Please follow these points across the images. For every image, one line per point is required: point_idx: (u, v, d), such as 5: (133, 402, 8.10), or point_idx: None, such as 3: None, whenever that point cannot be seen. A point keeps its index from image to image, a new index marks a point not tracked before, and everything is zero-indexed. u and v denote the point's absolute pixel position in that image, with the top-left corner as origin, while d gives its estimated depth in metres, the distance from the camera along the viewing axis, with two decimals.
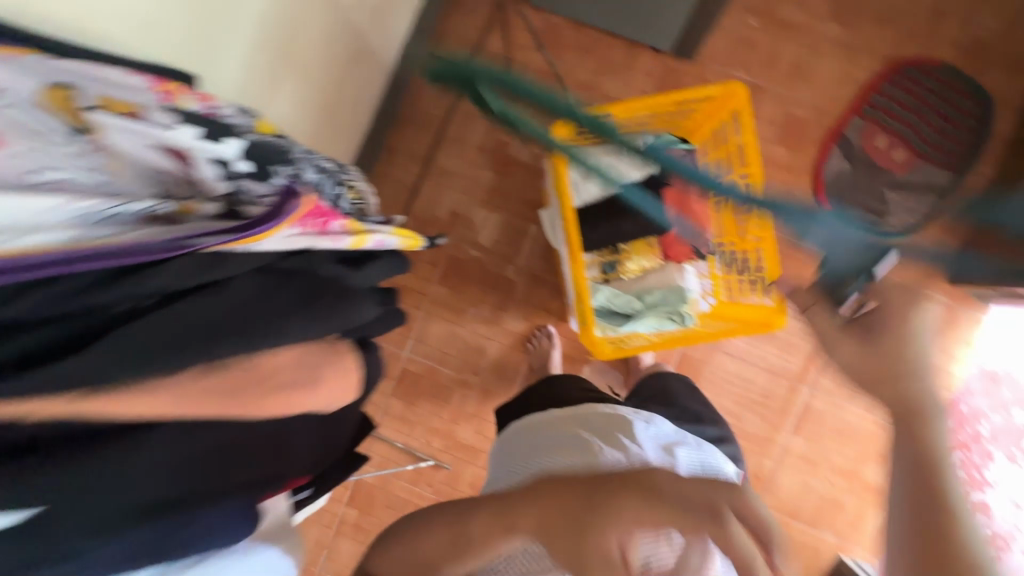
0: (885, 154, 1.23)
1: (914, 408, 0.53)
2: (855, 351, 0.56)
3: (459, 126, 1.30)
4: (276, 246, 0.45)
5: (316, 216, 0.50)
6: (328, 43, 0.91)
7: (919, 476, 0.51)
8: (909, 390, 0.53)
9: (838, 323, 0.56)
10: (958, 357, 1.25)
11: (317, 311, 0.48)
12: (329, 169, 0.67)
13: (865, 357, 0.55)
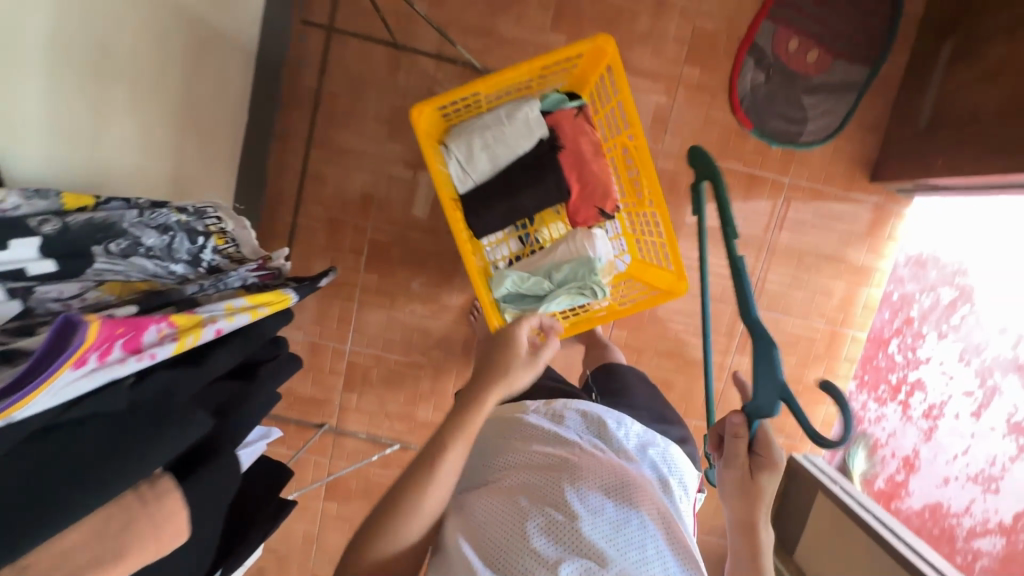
0: (798, 58, 1.16)
1: (751, 507, 0.68)
2: (738, 472, 0.70)
3: (350, 98, 1.18)
4: (55, 401, 0.37)
5: (125, 333, 0.40)
6: (161, 40, 0.79)
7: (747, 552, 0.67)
8: (757, 493, 0.69)
9: (733, 457, 0.71)
10: (887, 254, 1.28)
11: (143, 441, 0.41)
12: (182, 219, 0.65)
13: (745, 480, 0.70)
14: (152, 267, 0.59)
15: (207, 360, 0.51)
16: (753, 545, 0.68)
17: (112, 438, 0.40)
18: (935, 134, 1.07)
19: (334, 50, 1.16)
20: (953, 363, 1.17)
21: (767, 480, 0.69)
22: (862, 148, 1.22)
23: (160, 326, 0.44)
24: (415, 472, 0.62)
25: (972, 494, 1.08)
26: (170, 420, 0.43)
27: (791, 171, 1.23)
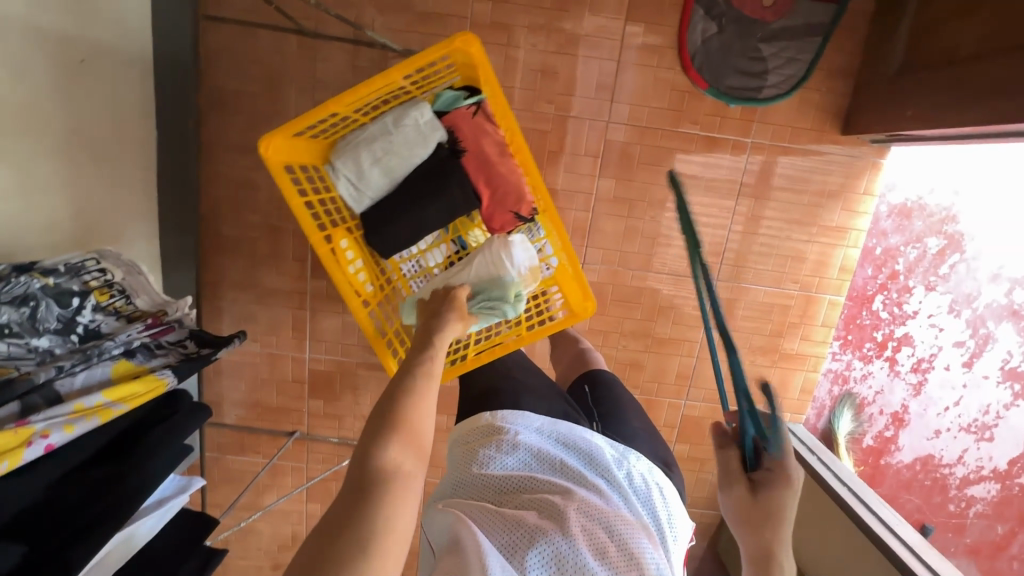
0: (755, 3, 1.03)
1: (760, 526, 0.63)
2: (741, 495, 0.65)
3: (268, 97, 1.09)
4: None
5: None
6: (20, 79, 0.73)
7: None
8: (761, 509, 0.64)
9: (732, 477, 0.67)
10: (864, 210, 1.18)
11: None
12: (49, 284, 0.68)
13: (751, 500, 0.65)
14: (4, 347, 0.61)
15: (37, 471, 0.57)
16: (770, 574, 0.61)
17: None
18: (908, 78, 0.95)
19: (242, 46, 1.06)
20: (943, 314, 1.17)
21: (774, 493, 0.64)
22: (832, 97, 1.10)
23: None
24: (378, 432, 0.54)
25: (965, 443, 1.11)
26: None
27: (752, 130, 1.12)
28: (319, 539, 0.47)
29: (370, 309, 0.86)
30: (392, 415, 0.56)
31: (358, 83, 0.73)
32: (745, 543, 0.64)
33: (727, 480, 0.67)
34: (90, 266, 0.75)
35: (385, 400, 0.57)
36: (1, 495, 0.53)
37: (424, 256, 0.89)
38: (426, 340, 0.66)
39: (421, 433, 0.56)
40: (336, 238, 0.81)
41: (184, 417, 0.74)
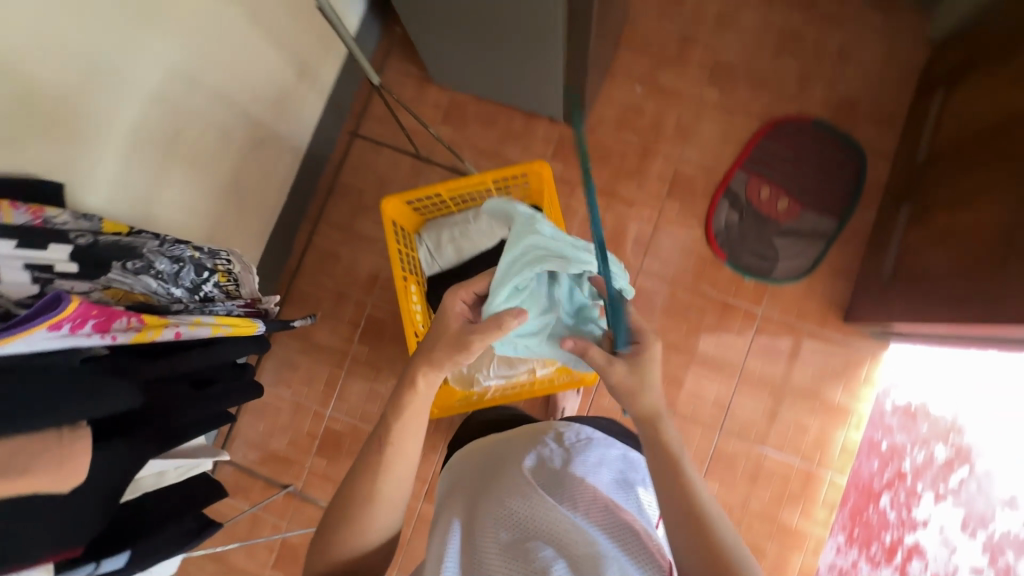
0: (770, 206, 1.29)
1: (652, 445, 0.61)
2: (622, 378, 0.64)
3: (375, 194, 1.39)
4: (28, 348, 0.45)
5: (95, 319, 0.51)
6: (221, 135, 1.02)
7: (665, 501, 0.58)
8: (634, 396, 0.63)
9: (609, 362, 0.66)
10: (863, 396, 1.28)
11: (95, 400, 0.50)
12: (195, 255, 0.78)
13: (629, 375, 0.64)
14: (152, 285, 0.71)
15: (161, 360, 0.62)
16: (670, 471, 0.59)
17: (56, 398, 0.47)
18: (895, 284, 1.12)
19: (368, 156, 1.39)
20: (957, 531, 0.96)
21: (645, 363, 0.65)
22: (833, 291, 1.28)
23: (130, 317, 0.56)
24: (354, 488, 0.60)
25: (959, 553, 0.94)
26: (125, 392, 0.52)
27: (763, 302, 1.30)
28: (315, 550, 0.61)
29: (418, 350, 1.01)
30: (362, 474, 0.60)
31: (460, 178, 0.97)
32: (653, 474, 0.60)
33: (605, 371, 0.66)
34: (223, 253, 0.84)
35: (360, 458, 0.62)
36: (129, 367, 0.58)
37: None
38: (397, 406, 0.63)
39: (394, 489, 0.61)
40: (407, 283, 1.01)
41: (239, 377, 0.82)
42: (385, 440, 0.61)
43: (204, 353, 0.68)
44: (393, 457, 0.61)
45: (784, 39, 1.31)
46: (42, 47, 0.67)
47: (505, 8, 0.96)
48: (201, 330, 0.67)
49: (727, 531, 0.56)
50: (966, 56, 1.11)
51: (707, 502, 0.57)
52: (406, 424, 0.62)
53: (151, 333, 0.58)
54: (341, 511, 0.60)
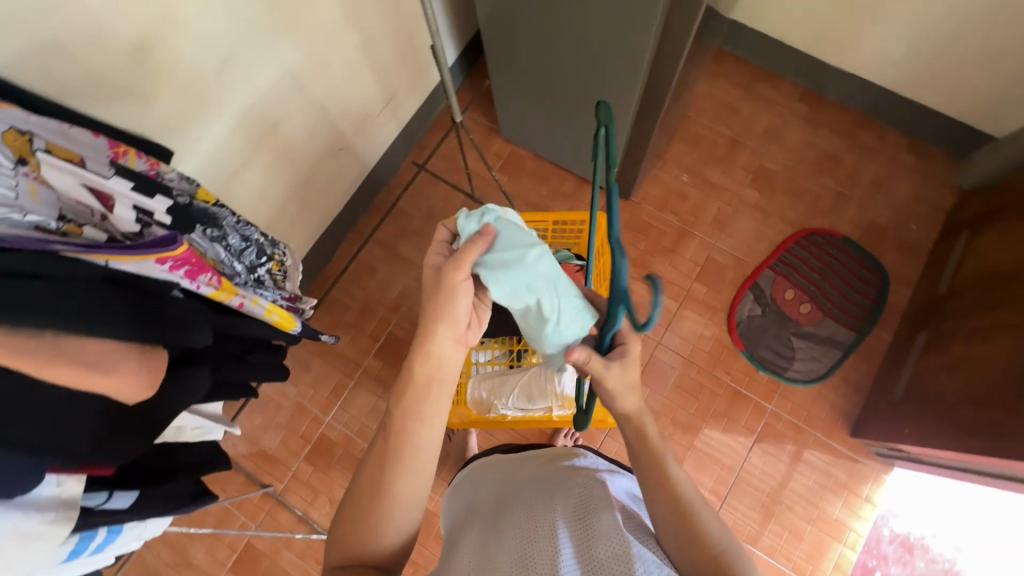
0: (793, 308, 1.35)
1: (641, 447, 0.63)
2: (615, 377, 0.61)
3: (423, 220, 1.46)
4: (135, 269, 0.52)
5: (189, 265, 0.57)
6: (307, 136, 1.11)
7: (656, 499, 0.61)
8: (620, 397, 0.63)
9: (603, 367, 0.61)
10: (863, 515, 1.25)
11: (172, 330, 0.54)
12: (262, 239, 0.79)
13: (619, 376, 0.62)
14: (223, 255, 0.73)
15: (222, 318, 0.67)
16: (658, 471, 0.61)
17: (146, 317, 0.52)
18: (907, 405, 1.14)
19: (424, 185, 1.48)
20: None
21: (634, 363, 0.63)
22: (843, 402, 1.30)
23: (213, 275, 0.61)
24: (368, 478, 0.61)
25: None
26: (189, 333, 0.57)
27: (774, 398, 1.31)
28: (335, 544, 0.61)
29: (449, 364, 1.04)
30: (374, 464, 0.61)
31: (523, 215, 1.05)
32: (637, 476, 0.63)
33: (599, 375, 0.61)
34: (283, 244, 0.85)
35: (374, 449, 0.62)
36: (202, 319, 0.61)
37: (487, 350, 1.08)
38: (401, 390, 0.63)
39: (408, 482, 0.61)
40: None
41: (270, 358, 0.83)
42: (392, 429, 0.61)
43: (257, 329, 0.72)
44: (401, 449, 0.61)
45: (826, 160, 1.42)
46: (186, 28, 0.77)
47: (586, 81, 1.08)
48: (258, 309, 0.71)
49: (715, 521, 0.59)
50: (991, 206, 1.20)
51: (690, 495, 0.60)
52: (411, 413, 0.62)
53: (223, 295, 0.64)
54: (355, 506, 0.61)
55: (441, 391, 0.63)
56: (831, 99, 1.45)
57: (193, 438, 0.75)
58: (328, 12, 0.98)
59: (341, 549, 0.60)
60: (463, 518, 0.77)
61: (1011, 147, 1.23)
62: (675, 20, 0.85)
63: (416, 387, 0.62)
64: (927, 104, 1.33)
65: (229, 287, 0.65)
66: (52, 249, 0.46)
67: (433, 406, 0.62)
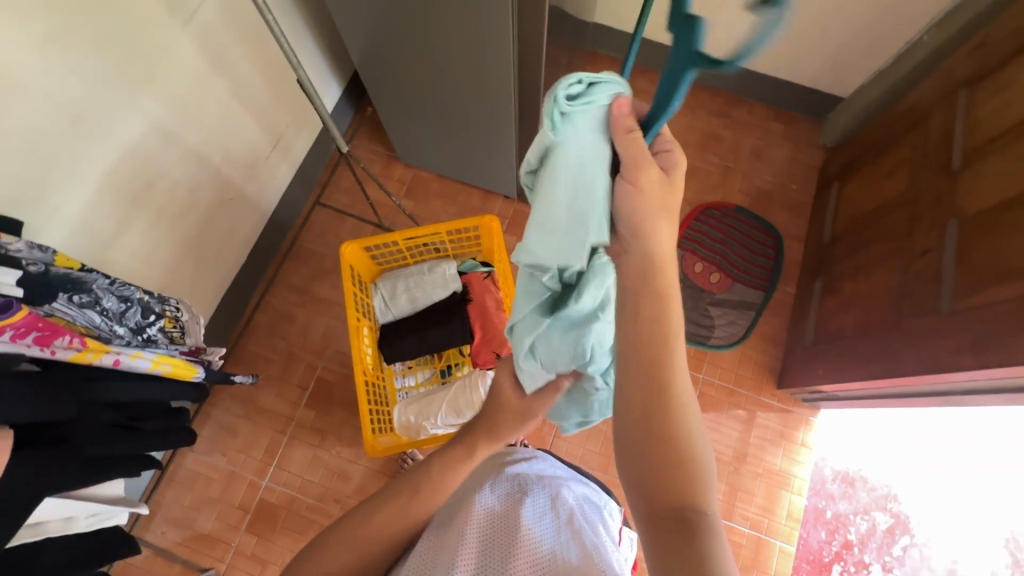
0: (704, 279, 1.42)
1: (647, 309, 0.49)
2: (653, 185, 0.48)
3: (335, 257, 1.43)
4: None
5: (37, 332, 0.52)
6: (190, 190, 1.07)
7: (646, 381, 0.48)
8: (647, 233, 0.49)
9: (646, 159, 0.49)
10: (802, 459, 1.32)
11: (22, 404, 0.50)
12: (144, 297, 0.73)
13: (662, 185, 0.49)
14: (97, 320, 0.66)
15: (95, 382, 0.61)
16: (659, 344, 0.48)
17: None
18: (817, 348, 1.23)
19: (332, 223, 1.45)
20: None
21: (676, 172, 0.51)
22: (765, 358, 1.38)
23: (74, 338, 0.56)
24: (359, 518, 0.65)
25: None
26: (43, 402, 0.52)
27: (704, 367, 1.37)
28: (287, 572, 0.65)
29: (371, 390, 1.03)
30: (370, 514, 0.65)
31: (417, 229, 1.03)
32: (635, 359, 0.48)
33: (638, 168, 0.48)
34: (172, 297, 0.79)
35: (374, 502, 0.67)
36: (66, 388, 0.56)
37: (414, 372, 1.10)
38: (439, 461, 0.68)
39: (389, 534, 0.65)
40: (360, 327, 1.04)
41: (172, 423, 0.79)
42: (410, 492, 0.66)
43: (139, 387, 0.67)
44: (403, 506, 0.65)
45: (706, 139, 1.53)
46: (21, 94, 0.72)
47: (465, 97, 1.11)
48: (144, 362, 0.67)
49: (699, 429, 0.49)
50: (852, 157, 1.34)
51: (686, 391, 0.49)
52: (438, 483, 0.66)
53: (91, 356, 0.59)
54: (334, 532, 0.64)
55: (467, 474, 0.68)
56: (700, 85, 1.57)
57: (81, 527, 0.67)
58: (186, 58, 0.95)
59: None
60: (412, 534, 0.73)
61: (857, 103, 1.38)
62: (529, 26, 0.88)
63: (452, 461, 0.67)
64: (782, 76, 1.47)
65: (99, 346, 0.60)
66: None
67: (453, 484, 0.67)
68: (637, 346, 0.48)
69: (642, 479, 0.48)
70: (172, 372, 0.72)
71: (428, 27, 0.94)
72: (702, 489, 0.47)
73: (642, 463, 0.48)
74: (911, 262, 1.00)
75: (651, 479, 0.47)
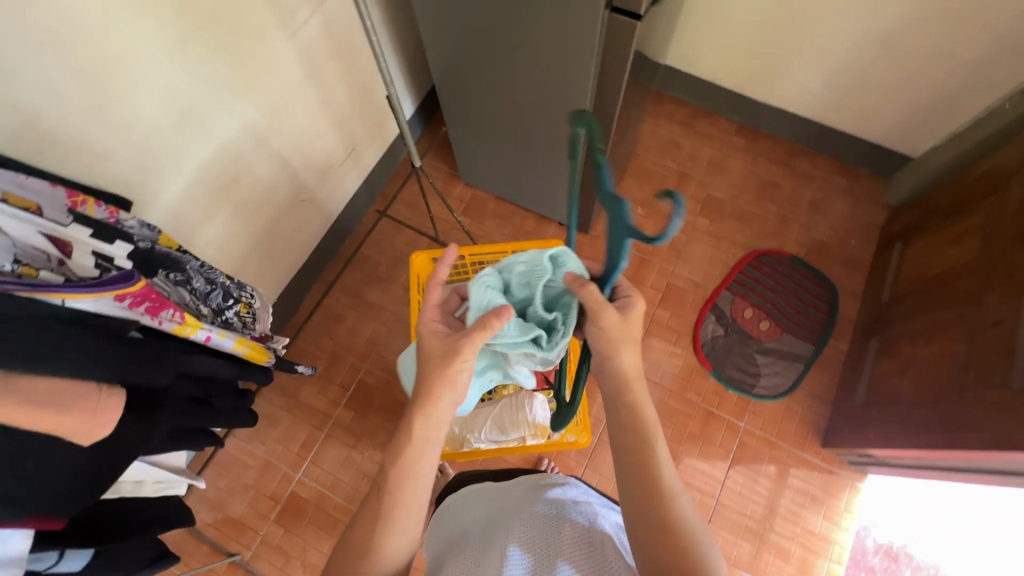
0: (753, 326, 1.40)
1: (626, 417, 0.65)
2: (612, 322, 0.63)
3: (390, 265, 1.48)
4: (92, 308, 0.52)
5: (150, 302, 0.57)
6: (270, 189, 1.14)
7: (632, 467, 0.62)
8: (615, 352, 0.64)
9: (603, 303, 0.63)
10: (844, 525, 1.26)
11: (133, 364, 0.54)
12: (227, 282, 0.79)
13: (620, 323, 0.64)
14: (187, 298, 0.72)
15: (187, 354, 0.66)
16: (637, 441, 0.63)
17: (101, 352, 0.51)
18: (868, 410, 1.18)
19: (389, 232, 1.51)
20: None
21: (632, 317, 0.66)
22: (811, 414, 1.34)
23: (176, 312, 0.61)
24: (357, 536, 0.61)
25: None
26: (147, 368, 0.56)
27: (746, 416, 1.34)
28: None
29: None
30: (364, 524, 0.61)
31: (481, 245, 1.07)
32: (621, 456, 0.64)
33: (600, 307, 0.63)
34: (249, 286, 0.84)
35: (360, 509, 0.62)
36: (167, 355, 0.60)
37: None
38: (393, 452, 0.63)
39: (399, 540, 0.61)
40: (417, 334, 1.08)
41: (237, 402, 0.83)
42: (384, 489, 0.61)
43: (221, 364, 0.71)
44: (397, 516, 0.61)
45: (766, 187, 1.53)
46: (145, 89, 0.80)
47: (536, 125, 1.15)
48: (228, 342, 0.71)
49: (686, 505, 0.61)
50: (918, 218, 1.31)
51: (672, 479, 0.61)
52: (405, 470, 0.62)
53: (188, 330, 0.63)
54: (352, 538, 0.61)
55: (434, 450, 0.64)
56: (763, 133, 1.58)
57: (150, 492, 0.71)
58: (286, 69, 1.03)
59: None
60: (445, 550, 0.76)
61: (927, 165, 1.36)
62: (611, 64, 0.92)
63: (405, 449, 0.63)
64: (848, 132, 1.46)
65: (195, 321, 0.64)
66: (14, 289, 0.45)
67: (423, 469, 0.63)
68: (625, 448, 0.64)
69: (645, 548, 0.59)
70: (249, 355, 0.76)
71: (511, 56, 1.00)
72: (693, 538, 0.58)
73: (642, 533, 0.59)
74: (979, 331, 0.96)
75: (652, 545, 0.58)
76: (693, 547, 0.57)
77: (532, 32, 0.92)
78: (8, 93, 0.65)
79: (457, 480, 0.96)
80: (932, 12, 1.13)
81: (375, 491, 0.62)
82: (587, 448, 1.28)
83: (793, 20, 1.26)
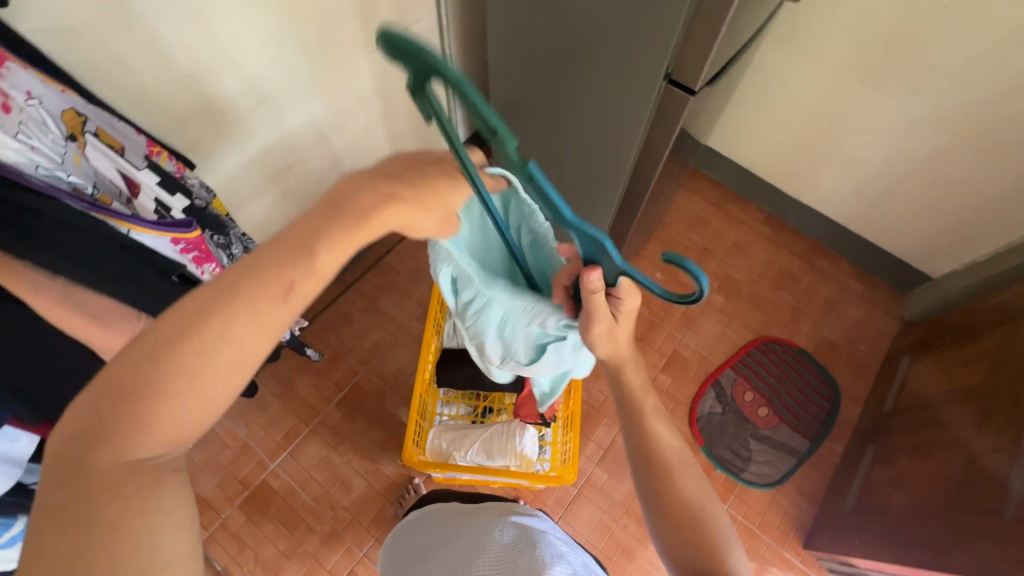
0: (751, 410, 1.40)
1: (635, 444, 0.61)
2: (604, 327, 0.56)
3: (410, 278, 1.51)
4: (151, 244, 0.60)
5: (196, 251, 0.66)
6: (316, 183, 1.20)
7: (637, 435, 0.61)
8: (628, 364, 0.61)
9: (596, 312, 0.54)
10: None
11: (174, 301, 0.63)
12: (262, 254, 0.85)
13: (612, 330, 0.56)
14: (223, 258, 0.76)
15: None
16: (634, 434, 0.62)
17: (143, 277, 0.58)
18: (855, 518, 1.16)
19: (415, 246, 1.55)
20: None
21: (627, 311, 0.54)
22: (796, 512, 1.31)
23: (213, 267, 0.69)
24: (189, 331, 0.39)
25: None
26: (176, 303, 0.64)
27: (730, 499, 1.31)
28: (66, 440, 0.38)
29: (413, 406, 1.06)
30: (210, 310, 0.39)
31: None
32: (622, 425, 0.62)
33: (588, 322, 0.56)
34: None
35: (210, 292, 0.40)
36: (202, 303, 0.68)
37: (453, 405, 1.11)
38: (307, 229, 0.44)
39: (249, 345, 0.40)
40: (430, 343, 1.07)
41: None
42: (292, 283, 0.41)
43: None
44: (269, 337, 0.42)
45: (784, 278, 1.56)
46: (235, 69, 0.87)
47: (577, 175, 1.21)
48: None
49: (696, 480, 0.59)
50: (929, 336, 1.33)
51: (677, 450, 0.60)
52: (309, 248, 0.43)
53: None
54: (181, 330, 0.39)
55: (359, 241, 0.46)
56: (789, 227, 1.63)
57: None
58: (361, 78, 1.11)
59: (137, 511, 0.38)
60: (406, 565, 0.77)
61: (945, 286, 1.39)
62: (657, 133, 0.98)
63: (341, 229, 0.44)
64: (872, 241, 1.50)
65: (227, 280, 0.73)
66: (95, 211, 0.54)
67: (337, 263, 0.44)
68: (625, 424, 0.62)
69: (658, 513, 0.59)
70: None
71: (568, 106, 1.07)
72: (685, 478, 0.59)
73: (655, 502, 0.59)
74: (976, 455, 0.96)
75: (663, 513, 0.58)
76: (698, 518, 0.58)
77: (591, 88, 0.99)
78: (119, 48, 0.71)
79: (430, 497, 0.95)
80: (966, 144, 1.19)
81: (242, 287, 0.40)
82: (565, 498, 1.26)
83: (834, 126, 1.33)
